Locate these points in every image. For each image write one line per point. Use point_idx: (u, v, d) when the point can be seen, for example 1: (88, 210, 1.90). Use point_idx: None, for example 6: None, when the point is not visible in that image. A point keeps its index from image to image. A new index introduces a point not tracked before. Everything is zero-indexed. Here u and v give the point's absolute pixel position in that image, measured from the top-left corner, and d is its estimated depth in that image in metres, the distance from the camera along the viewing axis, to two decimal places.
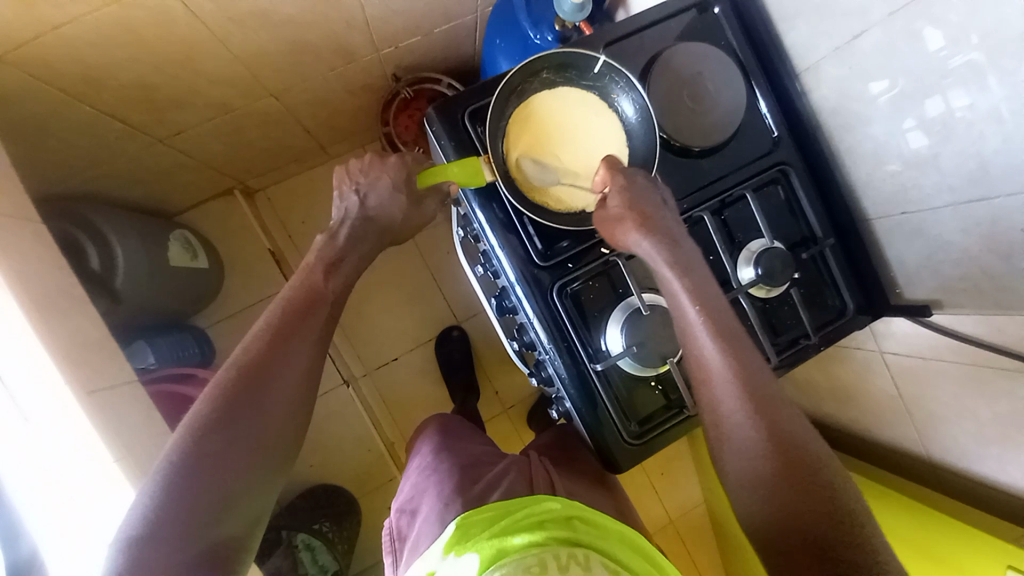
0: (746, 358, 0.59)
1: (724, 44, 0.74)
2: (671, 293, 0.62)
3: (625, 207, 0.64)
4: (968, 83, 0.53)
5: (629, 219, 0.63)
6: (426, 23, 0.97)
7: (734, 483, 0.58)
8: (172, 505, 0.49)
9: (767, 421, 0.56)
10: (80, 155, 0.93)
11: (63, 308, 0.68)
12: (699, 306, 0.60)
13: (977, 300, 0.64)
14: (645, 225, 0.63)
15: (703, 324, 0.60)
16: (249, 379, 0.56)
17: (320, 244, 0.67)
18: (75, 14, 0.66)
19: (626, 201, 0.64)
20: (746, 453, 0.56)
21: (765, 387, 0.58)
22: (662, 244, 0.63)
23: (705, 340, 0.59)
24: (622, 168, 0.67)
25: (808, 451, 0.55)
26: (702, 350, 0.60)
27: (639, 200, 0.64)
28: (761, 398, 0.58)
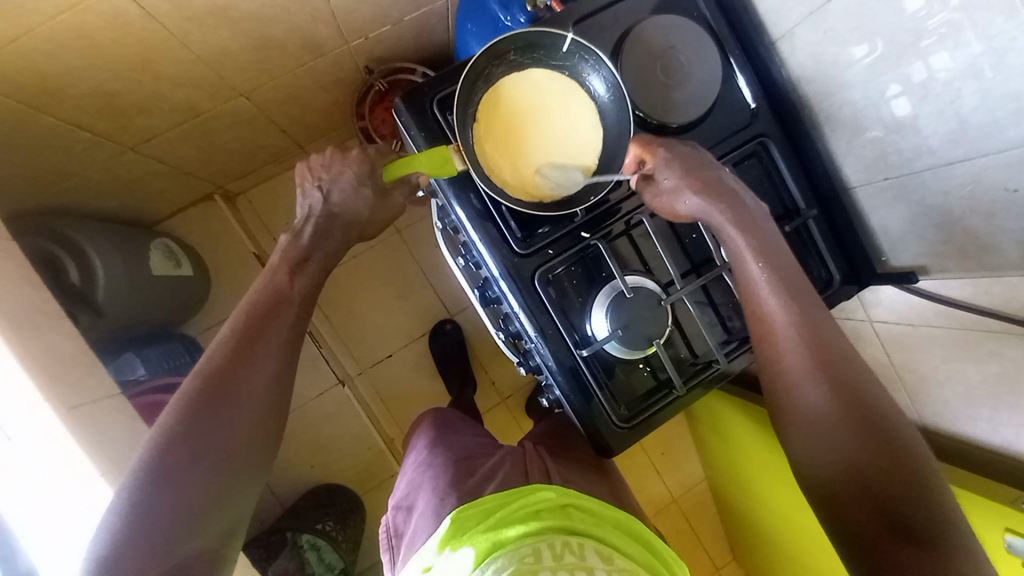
0: (809, 314, 0.60)
1: (696, 15, 0.72)
2: (736, 252, 0.63)
3: (681, 178, 0.64)
4: (945, 40, 0.52)
5: (688, 185, 0.64)
6: (394, 11, 0.95)
7: (799, 439, 0.57)
8: (143, 520, 0.49)
9: (831, 383, 0.56)
10: (48, 168, 0.92)
11: (34, 325, 0.67)
12: (764, 265, 0.62)
13: (963, 262, 0.64)
14: (703, 190, 0.64)
15: (767, 281, 0.61)
16: (215, 387, 0.55)
17: (285, 244, 0.66)
18: (29, 25, 0.64)
19: (683, 170, 0.65)
20: (817, 415, 0.56)
21: (822, 348, 0.58)
22: (721, 206, 0.64)
23: (770, 300, 0.61)
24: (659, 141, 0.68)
25: (837, 417, 0.55)
26: (766, 309, 0.61)
27: (694, 169, 0.65)
28: (796, 362, 0.58)
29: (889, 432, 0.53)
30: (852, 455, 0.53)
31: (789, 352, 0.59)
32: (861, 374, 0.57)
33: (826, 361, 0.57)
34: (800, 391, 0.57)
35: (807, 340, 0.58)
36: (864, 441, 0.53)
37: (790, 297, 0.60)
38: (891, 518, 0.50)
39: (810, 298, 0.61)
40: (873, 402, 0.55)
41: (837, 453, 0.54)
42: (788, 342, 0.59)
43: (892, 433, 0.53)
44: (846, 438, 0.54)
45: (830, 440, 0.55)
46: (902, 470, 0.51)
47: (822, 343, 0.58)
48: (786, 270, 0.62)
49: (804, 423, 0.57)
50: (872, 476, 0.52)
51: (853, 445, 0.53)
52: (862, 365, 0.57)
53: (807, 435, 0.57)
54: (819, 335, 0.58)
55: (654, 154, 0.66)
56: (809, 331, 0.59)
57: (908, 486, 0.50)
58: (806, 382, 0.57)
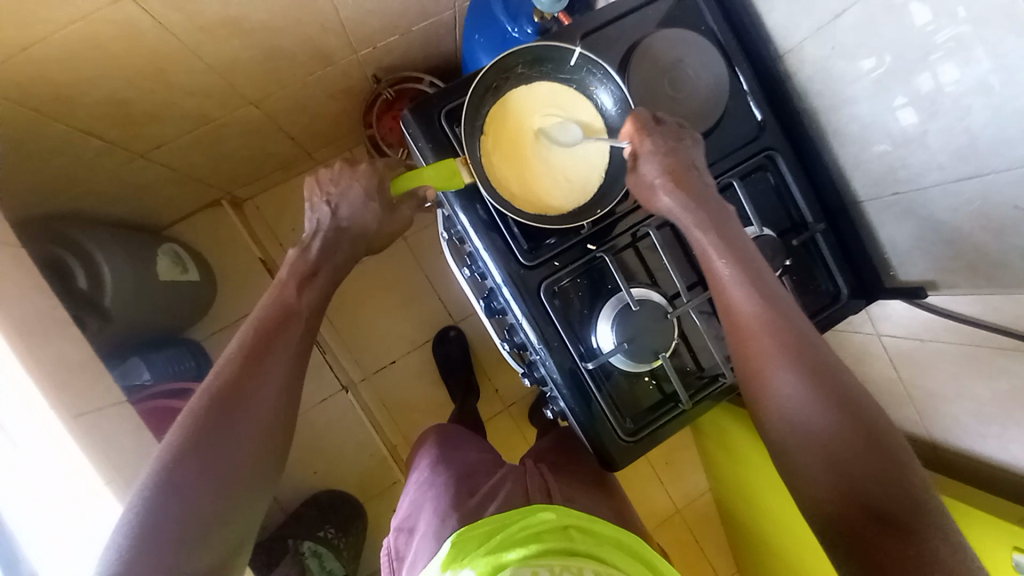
0: (776, 303, 0.60)
1: (704, 29, 0.72)
2: (701, 250, 0.63)
3: (662, 171, 0.63)
4: (955, 56, 0.52)
5: (663, 183, 0.63)
6: (402, 22, 0.96)
7: (777, 431, 0.56)
8: (150, 537, 0.48)
9: (809, 373, 0.56)
10: (59, 175, 0.93)
11: (43, 333, 0.67)
12: (731, 263, 0.61)
13: (972, 278, 0.63)
14: (677, 190, 0.63)
15: (734, 276, 0.61)
16: (224, 402, 0.55)
17: (293, 257, 0.66)
18: (42, 34, 0.64)
19: (662, 166, 0.63)
20: (797, 407, 0.55)
21: (798, 337, 0.58)
22: (691, 205, 0.63)
23: (737, 292, 0.60)
24: (649, 121, 0.65)
25: (813, 404, 0.54)
26: (732, 301, 0.61)
27: (675, 163, 0.64)
28: (767, 351, 0.58)
29: (863, 418, 0.53)
30: (829, 439, 0.53)
31: (758, 341, 0.58)
32: (835, 365, 0.57)
33: (798, 350, 0.57)
34: (773, 381, 0.57)
35: (776, 333, 0.58)
36: (840, 426, 0.53)
37: (761, 292, 0.60)
38: (873, 510, 0.49)
39: (779, 293, 0.61)
40: (847, 389, 0.55)
41: (814, 439, 0.53)
42: (758, 332, 0.58)
43: (867, 419, 0.53)
44: (822, 423, 0.54)
45: (807, 427, 0.54)
46: (879, 455, 0.51)
47: (793, 334, 0.58)
48: (754, 264, 0.62)
49: (778, 413, 0.56)
50: (848, 462, 0.51)
51: (833, 435, 0.53)
52: (834, 356, 0.58)
53: (788, 428, 0.55)
54: (789, 325, 0.59)
55: (640, 143, 0.64)
56: (777, 322, 0.58)
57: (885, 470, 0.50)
58: (782, 374, 0.56)
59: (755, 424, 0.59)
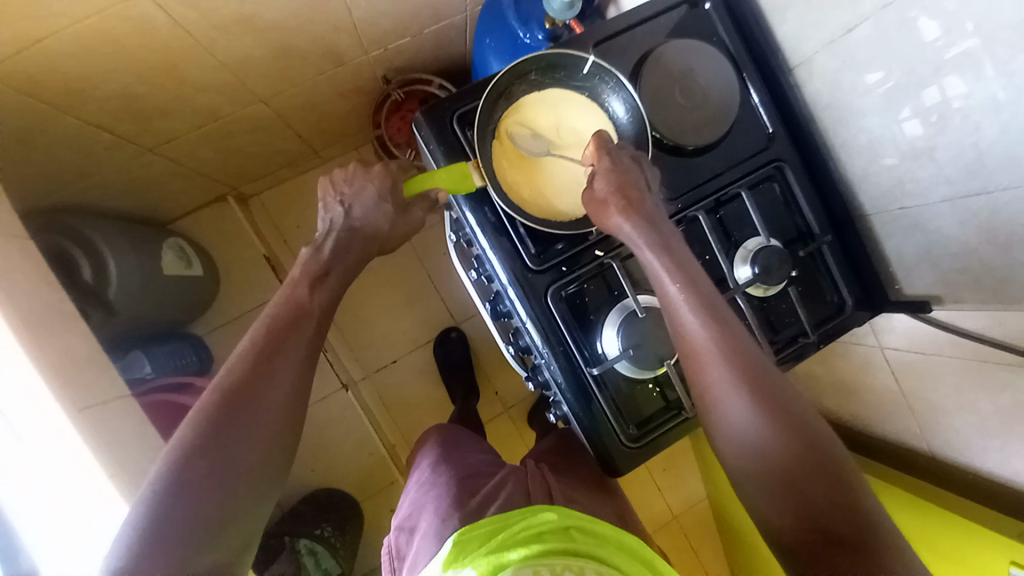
0: (728, 328, 0.60)
1: (715, 40, 0.72)
2: (653, 274, 0.62)
3: (613, 189, 0.63)
4: (964, 71, 0.52)
5: (615, 201, 0.63)
6: (414, 24, 0.96)
7: (735, 458, 0.57)
8: (157, 536, 0.48)
9: (762, 399, 0.56)
10: (67, 168, 0.93)
11: (50, 325, 0.67)
12: (680, 284, 0.61)
13: (977, 294, 0.63)
14: (630, 209, 0.63)
15: (687, 300, 0.60)
16: (233, 400, 0.55)
17: (305, 257, 0.66)
18: (56, 27, 0.65)
19: (613, 182, 0.64)
20: (753, 435, 0.55)
21: (751, 364, 0.58)
22: (644, 227, 0.63)
23: (690, 319, 0.60)
24: (612, 145, 0.66)
25: (766, 433, 0.54)
26: (686, 327, 0.60)
27: (628, 183, 0.64)
28: (722, 379, 0.57)
29: (816, 441, 0.54)
30: (784, 465, 0.53)
31: (713, 368, 0.58)
32: (784, 389, 0.57)
33: (749, 374, 0.57)
34: (726, 408, 0.57)
35: (727, 356, 0.58)
36: (795, 451, 0.53)
37: (709, 316, 0.60)
38: (827, 533, 0.49)
39: (729, 316, 0.61)
40: (798, 413, 0.56)
41: (768, 465, 0.54)
42: (712, 360, 0.58)
43: (818, 441, 0.54)
44: (776, 450, 0.54)
45: (762, 454, 0.54)
46: (829, 475, 0.52)
47: (744, 358, 0.58)
48: (705, 288, 0.62)
49: (732, 442, 0.57)
50: (802, 486, 0.52)
51: (789, 460, 0.53)
52: (785, 381, 0.58)
53: (745, 456, 0.55)
54: (740, 351, 0.59)
55: (598, 163, 0.65)
56: (730, 347, 0.58)
57: (836, 493, 0.51)
58: (736, 401, 0.56)
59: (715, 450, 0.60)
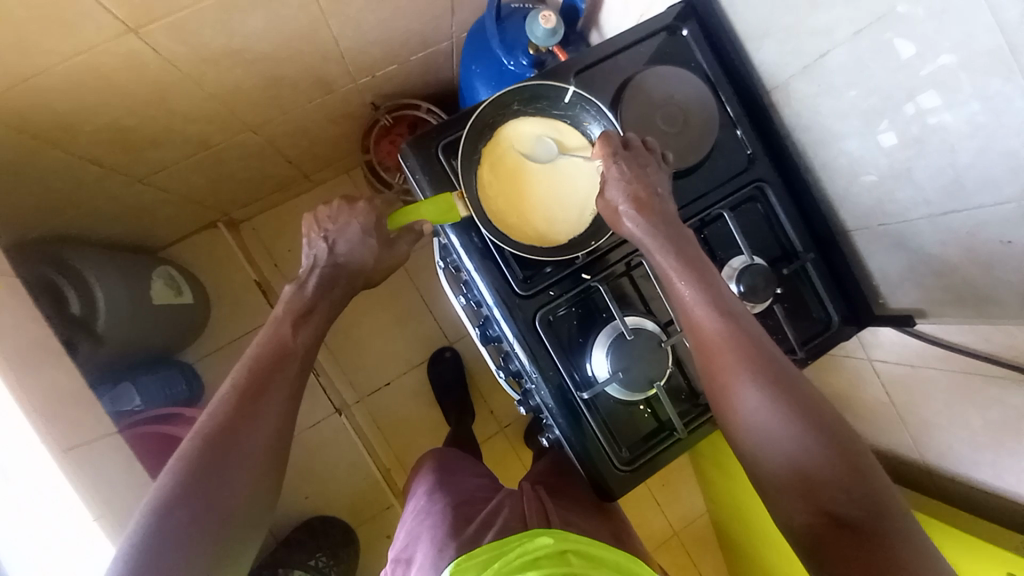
0: (738, 321, 0.60)
1: (694, 65, 0.74)
2: (663, 273, 0.63)
3: (626, 194, 0.65)
4: (938, 96, 0.54)
5: (627, 210, 0.64)
6: (402, 51, 0.98)
7: (752, 457, 0.57)
8: None
9: (775, 391, 0.56)
10: (55, 199, 0.92)
11: (35, 364, 0.67)
12: (689, 281, 0.62)
13: (960, 309, 0.65)
14: (640, 214, 0.64)
15: (696, 295, 0.61)
16: (217, 444, 0.55)
17: (290, 294, 0.67)
18: (43, 65, 0.65)
19: (625, 192, 0.65)
20: (771, 433, 0.55)
21: (763, 354, 0.58)
22: (653, 227, 0.64)
23: (701, 314, 0.61)
24: (619, 147, 0.67)
25: (786, 428, 0.54)
26: (697, 321, 0.61)
27: (640, 186, 0.65)
28: (733, 372, 0.58)
29: (837, 433, 0.54)
30: (800, 457, 0.53)
31: (725, 362, 0.58)
32: (796, 379, 0.58)
33: (765, 368, 0.57)
34: (741, 402, 0.57)
35: (741, 351, 0.58)
36: (814, 442, 0.53)
37: (720, 308, 0.60)
38: (845, 524, 0.50)
39: (737, 308, 0.62)
40: (813, 400, 0.56)
41: (786, 456, 0.54)
42: (723, 353, 0.59)
43: (839, 432, 0.54)
44: (795, 443, 0.54)
45: (780, 446, 0.54)
46: (847, 465, 0.52)
47: (754, 348, 0.58)
48: (712, 282, 0.62)
49: (749, 435, 0.57)
50: (820, 477, 0.52)
51: (808, 453, 0.53)
52: (799, 374, 0.58)
53: (765, 453, 0.55)
54: (750, 343, 0.59)
55: (607, 167, 0.66)
56: (741, 339, 0.59)
57: (857, 481, 0.51)
58: (750, 394, 0.57)
59: (733, 449, 0.60)
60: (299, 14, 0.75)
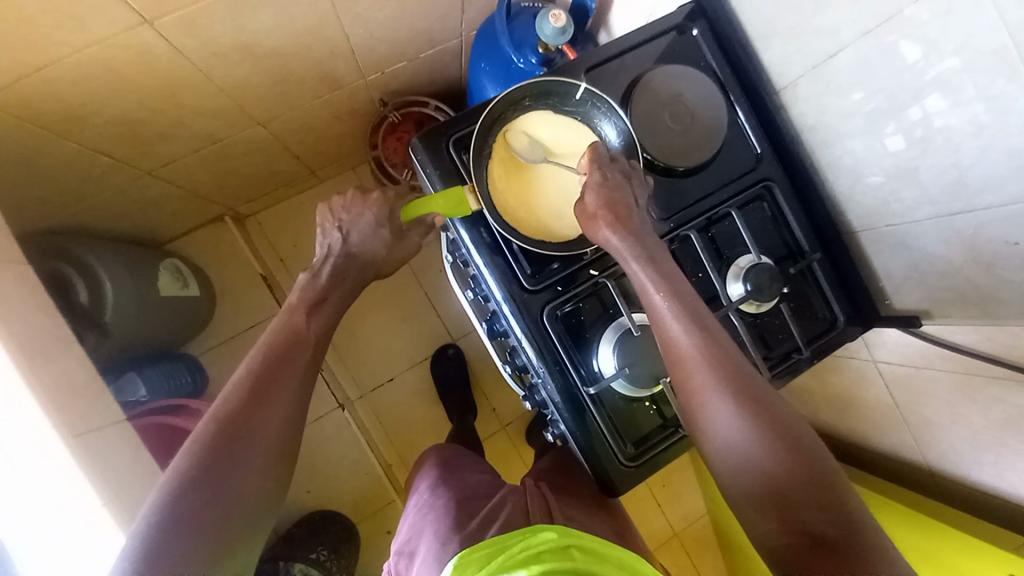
0: (713, 336, 0.61)
1: (703, 65, 0.75)
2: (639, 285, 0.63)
3: (602, 204, 0.64)
4: (943, 96, 0.54)
5: (603, 216, 0.64)
6: (412, 48, 0.98)
7: (725, 472, 0.57)
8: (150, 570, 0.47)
9: (746, 407, 0.57)
10: (66, 190, 0.93)
11: (48, 351, 0.67)
12: (665, 294, 0.62)
13: (963, 309, 0.65)
14: (617, 224, 0.64)
15: (670, 309, 0.61)
16: (230, 430, 0.55)
17: (303, 283, 0.67)
18: (57, 56, 0.66)
19: (603, 199, 0.65)
20: (740, 449, 0.56)
21: (737, 369, 0.59)
22: (629, 239, 0.64)
23: (675, 328, 0.61)
24: (604, 158, 0.68)
25: (752, 441, 0.55)
26: (671, 335, 0.61)
27: (615, 198, 0.65)
28: (706, 389, 0.58)
29: (803, 446, 0.55)
30: (772, 474, 0.54)
31: (699, 377, 0.59)
32: (767, 394, 0.58)
33: (735, 382, 0.58)
34: (712, 416, 0.58)
35: (713, 366, 0.59)
36: (782, 455, 0.54)
37: (695, 323, 0.61)
38: (814, 539, 0.50)
39: (711, 322, 0.62)
40: (781, 415, 0.57)
41: (757, 471, 0.55)
42: (697, 369, 0.59)
43: (804, 446, 0.55)
44: (763, 456, 0.54)
45: (748, 460, 0.55)
46: (814, 480, 0.53)
47: (728, 363, 0.59)
48: (687, 296, 0.63)
49: (720, 449, 0.57)
50: (790, 491, 0.53)
51: (778, 470, 0.54)
52: (772, 390, 0.59)
53: (734, 468, 0.56)
54: (724, 358, 0.59)
55: (591, 175, 0.66)
56: (716, 355, 0.59)
57: (823, 495, 0.52)
58: (721, 411, 0.57)
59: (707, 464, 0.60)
60: (311, 9, 0.76)
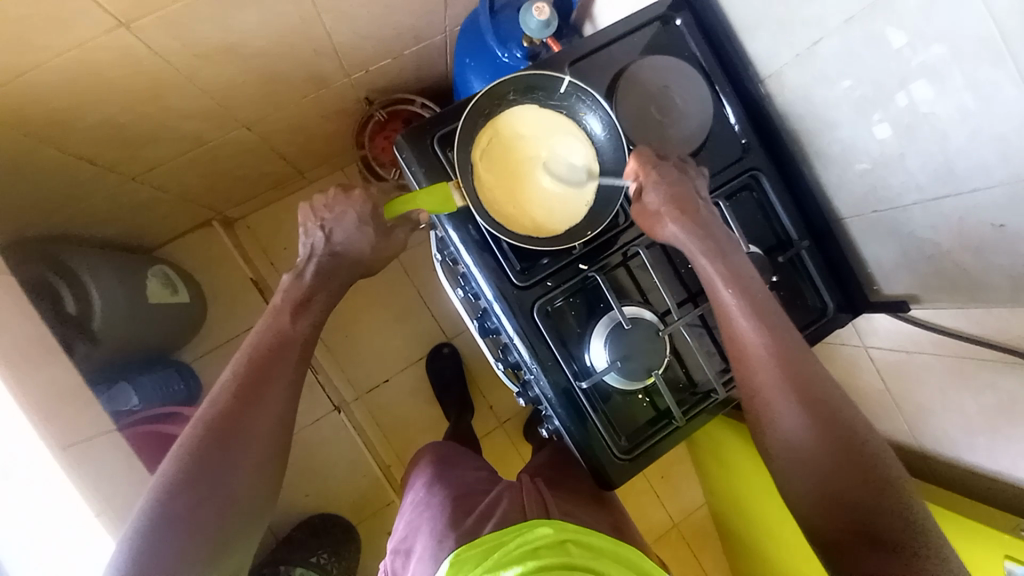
0: (779, 332, 0.61)
1: (688, 55, 0.74)
2: (706, 278, 0.64)
3: (665, 202, 0.65)
4: (929, 81, 0.54)
5: (669, 212, 0.65)
6: (396, 45, 0.97)
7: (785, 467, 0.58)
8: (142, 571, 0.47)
9: (808, 406, 0.57)
10: (50, 198, 0.92)
11: (32, 361, 0.66)
12: (735, 290, 0.62)
13: (952, 294, 0.66)
14: (684, 218, 0.65)
15: (739, 306, 0.62)
16: (219, 432, 0.55)
17: (288, 283, 0.67)
18: (35, 62, 0.64)
19: (667, 196, 0.66)
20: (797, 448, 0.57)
21: (802, 368, 0.60)
22: (696, 233, 0.65)
23: (743, 323, 0.61)
24: (653, 157, 0.68)
25: (812, 437, 0.56)
26: (739, 331, 0.62)
27: (680, 194, 0.66)
28: (772, 386, 0.59)
29: (860, 446, 0.56)
30: (830, 473, 0.55)
31: (766, 374, 0.60)
32: (830, 392, 0.59)
33: (798, 381, 0.59)
34: (776, 413, 0.59)
35: (781, 362, 0.60)
36: (836, 452, 0.55)
37: (762, 320, 0.61)
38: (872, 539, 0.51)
39: (778, 317, 0.63)
40: (840, 414, 0.57)
41: (816, 469, 0.56)
42: (762, 365, 0.60)
43: (858, 446, 0.55)
44: (823, 455, 0.56)
45: (804, 456, 0.57)
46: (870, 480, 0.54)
47: (792, 359, 0.60)
48: (755, 291, 0.63)
49: (777, 443, 0.59)
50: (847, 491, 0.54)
51: (838, 470, 0.55)
52: (835, 387, 0.59)
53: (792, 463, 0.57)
54: (792, 356, 0.60)
55: (645, 177, 0.67)
56: (783, 353, 0.60)
57: (876, 494, 0.53)
58: (786, 410, 0.58)
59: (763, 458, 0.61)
60: (291, 8, 0.75)
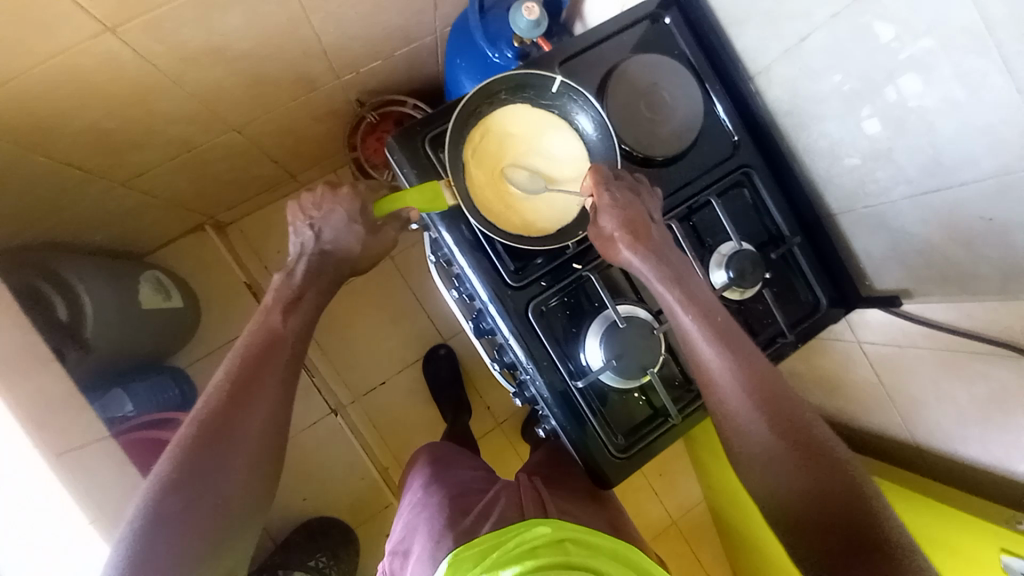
0: (743, 354, 0.63)
1: (678, 52, 0.75)
2: (667, 305, 0.65)
3: (620, 225, 0.64)
4: (917, 75, 0.54)
5: (623, 237, 0.64)
6: (386, 46, 0.97)
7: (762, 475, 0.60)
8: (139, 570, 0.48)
9: (776, 417, 0.60)
10: (39, 204, 0.91)
11: (21, 369, 0.66)
12: (694, 316, 0.63)
13: (943, 288, 0.66)
14: (636, 243, 0.65)
15: (701, 333, 0.63)
16: (212, 431, 0.54)
17: (278, 283, 0.67)
18: (21, 68, 0.64)
19: (621, 220, 0.65)
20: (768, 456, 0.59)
21: (769, 384, 0.62)
22: (651, 259, 0.65)
23: (705, 349, 0.63)
24: (609, 176, 0.67)
25: (783, 444, 0.59)
26: (702, 357, 0.63)
27: (634, 216, 0.65)
28: (738, 404, 0.61)
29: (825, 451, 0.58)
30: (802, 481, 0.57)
31: (730, 397, 0.62)
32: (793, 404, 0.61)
33: (763, 397, 0.61)
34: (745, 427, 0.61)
35: (741, 382, 0.61)
36: (805, 457, 0.58)
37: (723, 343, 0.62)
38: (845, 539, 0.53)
39: (741, 341, 0.64)
40: (805, 421, 0.60)
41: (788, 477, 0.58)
42: (726, 385, 0.62)
43: (827, 451, 0.58)
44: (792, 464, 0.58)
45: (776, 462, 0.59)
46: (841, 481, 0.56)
47: (759, 376, 0.62)
48: (718, 317, 0.64)
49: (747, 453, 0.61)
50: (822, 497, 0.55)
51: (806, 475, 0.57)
52: (796, 396, 0.62)
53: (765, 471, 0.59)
54: (754, 373, 0.62)
55: (599, 196, 0.66)
56: (750, 372, 0.62)
57: (849, 495, 0.55)
58: (753, 424, 0.60)
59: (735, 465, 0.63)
60: (278, 9, 0.74)
